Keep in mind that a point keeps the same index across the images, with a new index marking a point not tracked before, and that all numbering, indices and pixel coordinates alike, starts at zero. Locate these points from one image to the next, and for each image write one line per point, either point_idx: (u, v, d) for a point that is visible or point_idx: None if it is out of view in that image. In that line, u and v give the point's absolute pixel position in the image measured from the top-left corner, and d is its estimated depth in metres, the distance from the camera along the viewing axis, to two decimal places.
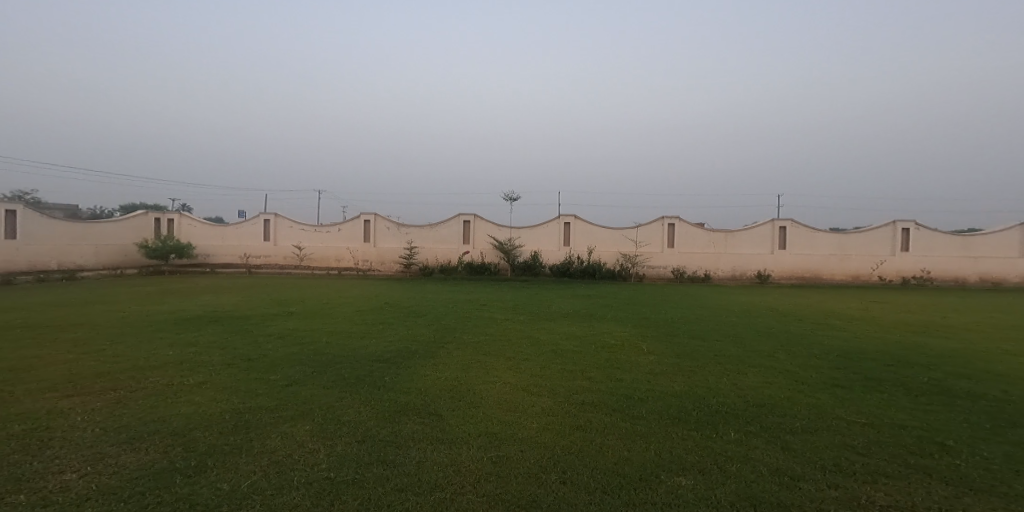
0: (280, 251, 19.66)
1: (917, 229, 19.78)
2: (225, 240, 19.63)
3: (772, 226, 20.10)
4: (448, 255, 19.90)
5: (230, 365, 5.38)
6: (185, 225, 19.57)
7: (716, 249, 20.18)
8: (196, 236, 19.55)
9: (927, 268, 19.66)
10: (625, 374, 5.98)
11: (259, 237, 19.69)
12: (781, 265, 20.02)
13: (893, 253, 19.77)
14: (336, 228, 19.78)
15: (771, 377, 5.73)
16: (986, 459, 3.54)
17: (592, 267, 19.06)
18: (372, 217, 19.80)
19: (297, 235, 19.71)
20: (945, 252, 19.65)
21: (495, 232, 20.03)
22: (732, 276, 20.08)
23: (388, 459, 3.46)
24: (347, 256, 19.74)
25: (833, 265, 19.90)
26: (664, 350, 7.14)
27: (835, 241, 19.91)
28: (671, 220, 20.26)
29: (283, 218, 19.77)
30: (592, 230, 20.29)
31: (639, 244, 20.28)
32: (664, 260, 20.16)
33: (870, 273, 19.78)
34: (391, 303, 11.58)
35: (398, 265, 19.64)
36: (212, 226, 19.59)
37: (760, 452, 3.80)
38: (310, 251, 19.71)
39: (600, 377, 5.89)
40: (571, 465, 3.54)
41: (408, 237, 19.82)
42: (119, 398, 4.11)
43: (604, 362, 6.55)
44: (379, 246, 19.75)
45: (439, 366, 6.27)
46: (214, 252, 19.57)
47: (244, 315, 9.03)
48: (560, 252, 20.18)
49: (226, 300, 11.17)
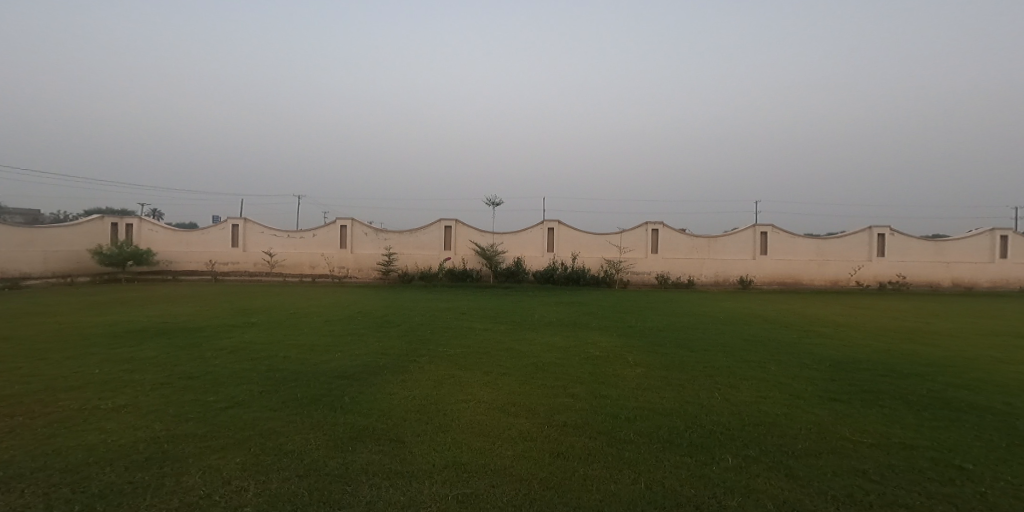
0: (249, 258, 18.76)
1: (893, 234, 19.96)
2: (189, 246, 18.65)
3: (753, 231, 20.09)
4: (428, 262, 19.28)
5: (162, 385, 4.75)
6: (146, 230, 18.53)
7: (699, 254, 20.04)
8: (158, 243, 18.54)
9: (903, 273, 19.81)
10: (611, 390, 5.54)
11: (227, 243, 18.75)
12: (764, 271, 19.96)
13: (871, 258, 19.89)
14: (310, 234, 18.98)
15: (765, 391, 5.34)
16: (1012, 485, 3.17)
17: (575, 274, 18.67)
18: (349, 222, 19.09)
19: (268, 241, 18.85)
20: (919, 258, 19.87)
21: (477, 237, 19.52)
22: (715, 283, 19.92)
23: (332, 499, 2.90)
24: (322, 262, 18.95)
25: (814, 271, 19.91)
26: (651, 363, 6.72)
27: (815, 246, 19.95)
28: (654, 226, 20.08)
29: (253, 223, 18.90)
30: (576, 236, 19.96)
31: (622, 249, 19.99)
32: (648, 267, 19.92)
33: (849, 278, 19.84)
34: (364, 312, 10.95)
35: (375, 271, 18.92)
36: (175, 232, 18.60)
37: (763, 482, 3.37)
38: (282, 258, 18.85)
39: (584, 394, 5.43)
40: (549, 503, 3.05)
41: (387, 242, 19.16)
42: (13, 426, 3.50)
43: (588, 377, 6.09)
44: (356, 252, 19.03)
45: (407, 382, 5.72)
46: (177, 259, 18.56)
47: (198, 327, 8.31)
48: (543, 258, 19.76)
49: (183, 311, 10.41)
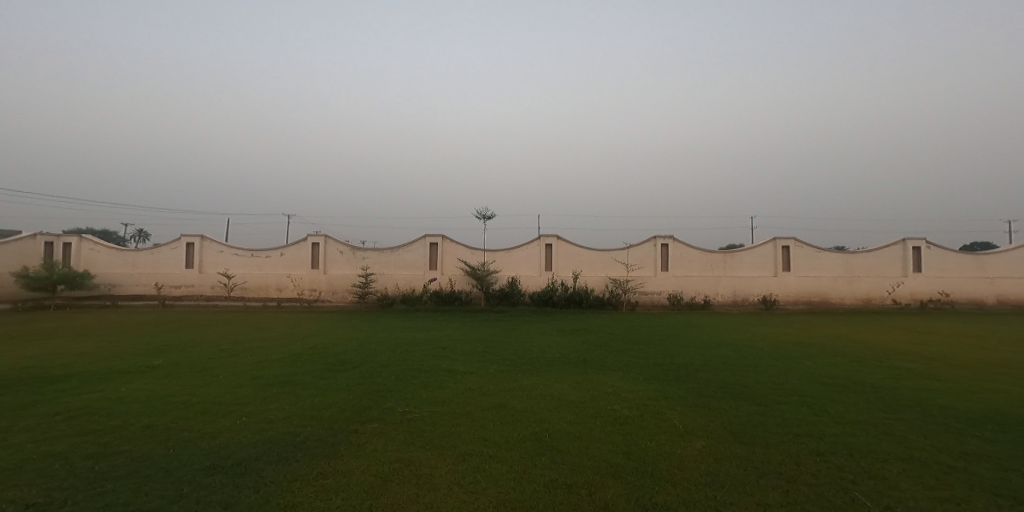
0: (205, 280, 16.40)
1: (929, 247, 17.95)
2: (134, 267, 16.33)
3: (774, 245, 18.06)
4: (411, 283, 16.99)
5: None
6: (86, 250, 16.28)
7: (715, 272, 17.93)
8: (99, 263, 16.26)
9: (944, 291, 17.72)
10: (671, 493, 3.32)
11: (179, 264, 16.44)
12: (788, 289, 17.83)
13: (906, 274, 17.83)
14: (276, 253, 16.72)
15: (942, 489, 3.10)
16: None
17: (578, 294, 16.42)
18: (321, 239, 16.85)
19: (227, 261, 16.54)
20: (960, 273, 17.83)
21: (465, 255, 17.32)
22: (734, 303, 17.77)
23: None
24: (289, 284, 16.60)
25: (844, 289, 17.80)
26: (712, 432, 4.51)
27: (844, 261, 17.90)
28: (664, 240, 18.02)
29: (211, 241, 16.64)
30: (577, 253, 17.81)
31: (629, 266, 17.82)
32: (659, 286, 17.74)
33: (883, 296, 17.74)
34: (315, 347, 8.62)
35: (350, 294, 16.59)
36: (120, 251, 16.35)
37: None
38: (244, 279, 16.50)
39: (626, 503, 3.19)
40: None
41: (364, 262, 16.91)
42: None
43: (625, 463, 3.86)
44: (329, 273, 16.74)
45: (328, 482, 3.46)
46: (119, 282, 16.18)
47: (63, 376, 6.04)
48: (540, 277, 17.56)
49: (78, 349, 8.10)
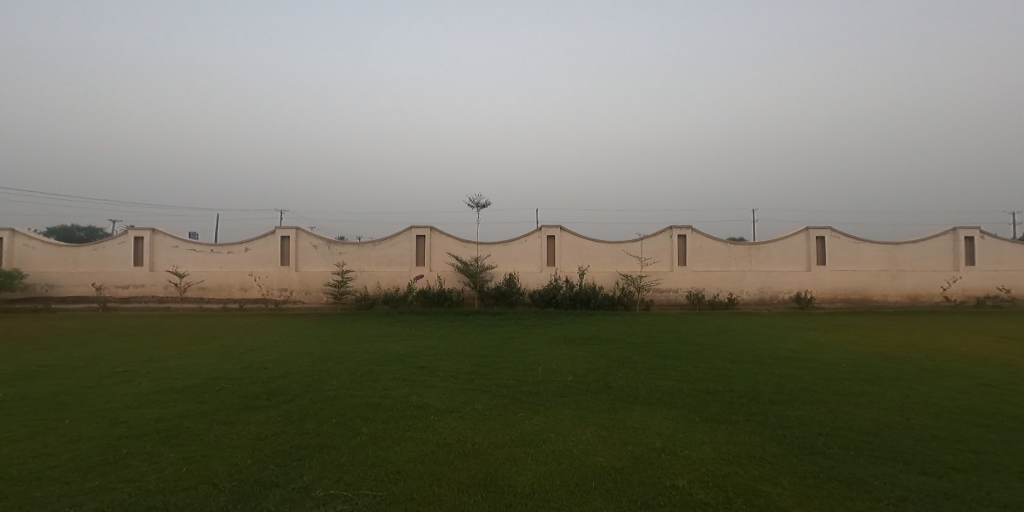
0: (156, 280, 14.24)
1: (983, 237, 15.82)
2: (74, 265, 14.18)
3: (807, 235, 15.93)
4: (395, 281, 14.85)
5: None
6: (19, 245, 14.14)
7: (740, 266, 15.80)
8: (33, 261, 14.11)
9: (1000, 286, 15.62)
10: None
11: (126, 261, 14.28)
12: (823, 285, 15.71)
13: (956, 268, 15.74)
14: (240, 248, 14.56)
15: None
16: None
17: (585, 293, 14.31)
18: (291, 232, 14.68)
19: (182, 258, 14.39)
20: (1017, 265, 15.72)
21: (457, 249, 15.16)
22: (762, 302, 15.68)
23: None
24: (254, 284, 14.46)
25: (887, 284, 15.70)
26: None
27: (885, 253, 15.79)
28: (682, 231, 15.88)
29: (164, 234, 14.47)
30: (584, 245, 15.68)
31: (643, 260, 15.70)
32: (677, 283, 15.62)
33: (931, 293, 15.65)
34: (248, 368, 6.49)
35: (324, 295, 14.47)
36: (57, 247, 14.19)
37: None
38: (201, 278, 14.35)
39: None
40: None
41: (340, 257, 14.76)
42: None
43: None
44: (301, 270, 14.60)
45: None
46: (56, 282, 14.03)
47: None
48: (541, 274, 15.42)
49: None
